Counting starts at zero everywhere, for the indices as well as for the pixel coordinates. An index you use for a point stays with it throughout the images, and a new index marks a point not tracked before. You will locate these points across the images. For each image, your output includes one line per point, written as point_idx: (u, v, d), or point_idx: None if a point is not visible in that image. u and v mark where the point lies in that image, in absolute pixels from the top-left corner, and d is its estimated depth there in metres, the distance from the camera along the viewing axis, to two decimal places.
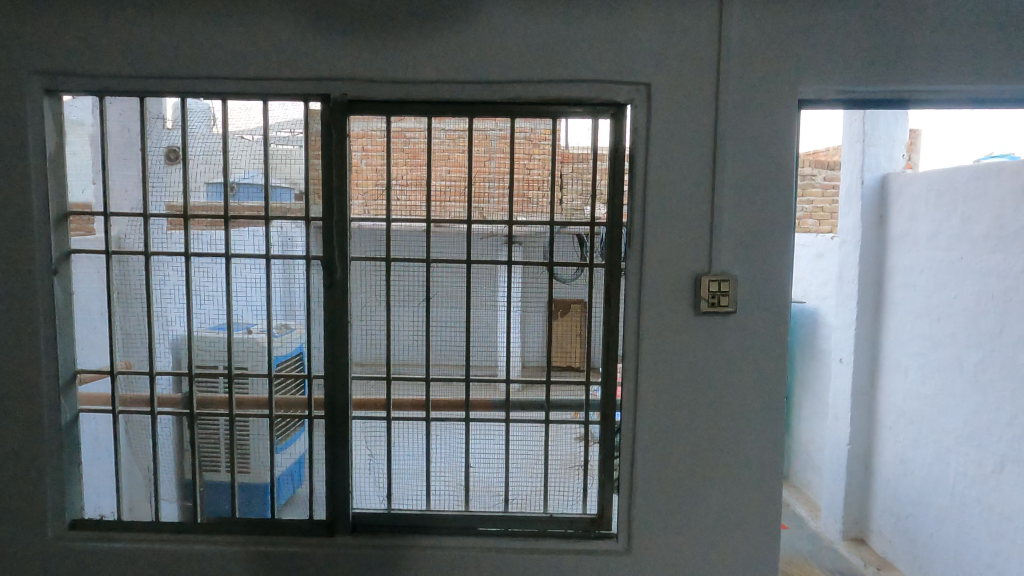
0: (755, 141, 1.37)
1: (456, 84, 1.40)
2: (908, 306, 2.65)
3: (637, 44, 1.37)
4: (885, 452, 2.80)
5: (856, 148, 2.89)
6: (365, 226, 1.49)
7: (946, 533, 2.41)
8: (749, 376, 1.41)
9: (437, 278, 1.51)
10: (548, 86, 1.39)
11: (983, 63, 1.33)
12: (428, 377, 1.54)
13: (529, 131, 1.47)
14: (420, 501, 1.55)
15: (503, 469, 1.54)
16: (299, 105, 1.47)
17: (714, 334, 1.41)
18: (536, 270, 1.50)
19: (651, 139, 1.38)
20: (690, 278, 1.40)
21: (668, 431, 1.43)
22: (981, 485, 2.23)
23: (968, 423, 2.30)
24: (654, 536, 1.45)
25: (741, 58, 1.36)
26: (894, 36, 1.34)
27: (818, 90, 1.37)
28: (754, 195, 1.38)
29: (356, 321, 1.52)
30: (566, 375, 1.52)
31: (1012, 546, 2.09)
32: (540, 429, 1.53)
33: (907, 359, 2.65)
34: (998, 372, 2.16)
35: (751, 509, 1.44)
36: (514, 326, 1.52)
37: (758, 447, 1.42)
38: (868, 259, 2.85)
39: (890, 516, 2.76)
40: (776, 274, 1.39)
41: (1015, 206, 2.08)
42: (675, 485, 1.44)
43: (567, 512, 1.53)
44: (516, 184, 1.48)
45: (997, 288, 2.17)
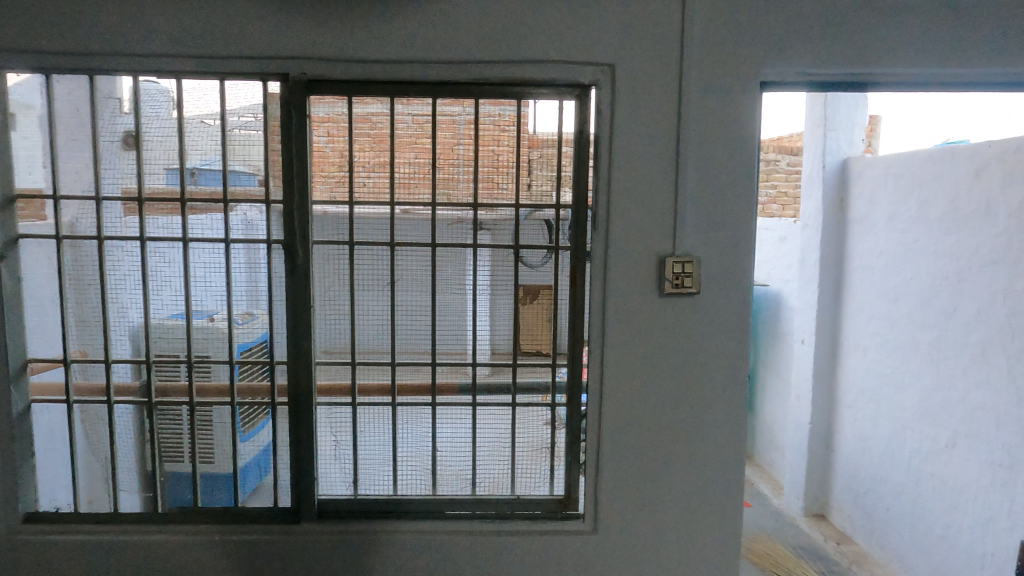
0: (718, 123, 1.38)
1: (420, 64, 1.38)
2: (866, 288, 2.72)
3: (601, 26, 1.36)
4: (845, 430, 2.87)
5: (818, 133, 2.94)
6: (328, 210, 1.47)
7: (902, 507, 2.49)
8: (713, 357, 1.43)
9: (402, 262, 1.49)
10: (513, 68, 1.38)
11: (937, 45, 1.36)
12: (394, 362, 1.52)
13: (496, 115, 1.46)
14: (387, 486, 1.54)
15: (470, 454, 1.54)
16: (258, 86, 1.43)
17: (678, 316, 1.42)
18: (502, 254, 1.50)
19: (616, 121, 1.38)
20: (654, 260, 1.41)
21: (634, 412, 1.44)
22: (935, 460, 2.31)
23: (923, 401, 2.37)
24: (621, 517, 1.47)
25: (704, 40, 1.36)
26: (855, 20, 1.35)
27: (780, 73, 1.38)
28: (717, 176, 1.39)
29: (319, 306, 1.49)
30: (533, 359, 1.53)
31: (964, 517, 2.17)
32: (506, 413, 1.53)
33: (866, 340, 2.72)
34: (951, 351, 2.23)
35: (716, 487, 1.46)
36: (480, 311, 1.51)
37: (722, 427, 1.45)
38: (829, 242, 2.91)
39: (849, 493, 2.85)
40: (738, 255, 1.40)
41: (969, 188, 2.14)
42: (641, 466, 1.45)
43: (534, 495, 1.54)
44: (483, 169, 1.48)
45: (951, 269, 2.23)
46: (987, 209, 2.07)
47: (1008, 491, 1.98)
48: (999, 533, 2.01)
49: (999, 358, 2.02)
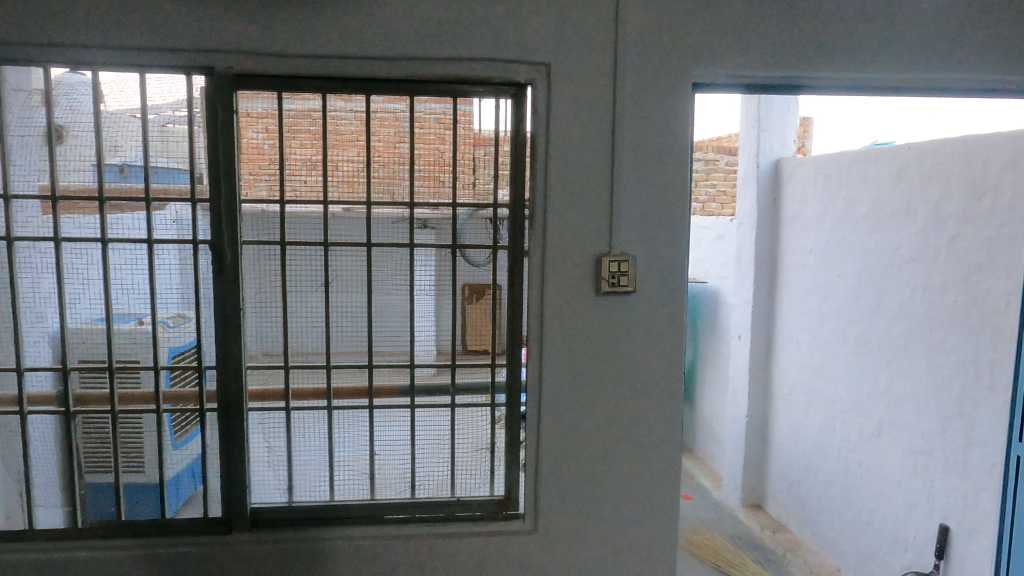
0: (652, 123, 1.39)
1: (352, 60, 1.35)
2: (798, 284, 2.81)
3: (535, 25, 1.36)
4: (779, 422, 2.97)
5: (752, 134, 3.02)
6: (257, 208, 1.42)
7: (832, 495, 2.59)
8: (649, 355, 1.45)
9: (336, 262, 1.46)
10: (448, 65, 1.36)
11: (859, 50, 1.40)
12: (328, 365, 1.48)
13: (440, 113, 1.44)
14: (323, 492, 1.50)
15: (409, 456, 1.52)
16: (180, 79, 1.37)
17: (614, 314, 1.43)
18: (440, 254, 1.48)
19: (551, 120, 1.38)
20: (591, 259, 1.41)
21: (572, 410, 1.45)
22: (861, 449, 2.40)
23: (850, 392, 2.47)
24: (560, 515, 1.47)
25: (637, 41, 1.37)
26: (782, 24, 1.39)
27: (711, 75, 1.40)
28: (651, 176, 1.41)
29: (250, 308, 1.45)
30: (473, 359, 1.51)
31: (889, 503, 2.27)
32: (445, 414, 1.52)
33: (798, 334, 2.82)
34: (876, 344, 2.33)
35: (653, 483, 1.48)
36: (418, 311, 1.49)
37: (658, 423, 1.47)
38: (763, 240, 2.99)
39: (784, 482, 2.94)
40: (671, 254, 1.43)
41: (891, 188, 2.24)
42: (579, 463, 1.46)
43: (474, 496, 1.53)
44: (429, 166, 1.46)
45: (875, 266, 2.33)
46: (907, 208, 2.17)
47: (928, 476, 2.08)
48: (920, 517, 2.11)
49: (919, 350, 2.12)
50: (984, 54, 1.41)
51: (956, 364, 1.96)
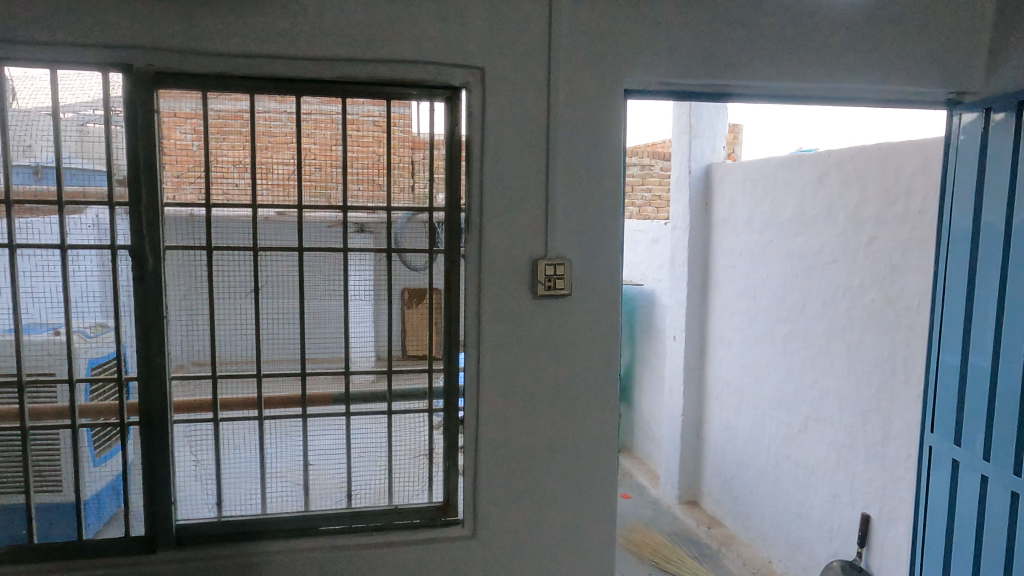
0: (585, 128, 1.41)
1: (281, 59, 1.31)
2: (729, 286, 2.90)
3: (469, 29, 1.35)
4: (713, 420, 3.05)
5: (684, 139, 3.09)
6: (179, 211, 1.37)
7: (762, 489, 2.68)
8: (584, 357, 1.46)
9: (266, 268, 1.41)
10: (380, 67, 1.34)
11: (783, 60, 1.45)
12: (259, 374, 1.44)
13: (376, 115, 1.42)
14: (254, 506, 1.45)
15: (345, 465, 1.48)
16: (96, 76, 1.30)
17: (551, 318, 1.44)
18: (375, 258, 1.46)
19: (486, 124, 1.38)
20: (528, 263, 1.42)
21: (509, 414, 1.45)
22: (789, 444, 2.50)
23: (778, 389, 2.57)
24: (499, 520, 1.47)
25: (571, 46, 1.39)
26: (710, 34, 1.42)
27: (643, 81, 1.43)
28: (585, 180, 1.42)
29: (174, 316, 1.39)
30: (409, 364, 1.49)
31: (815, 495, 2.36)
32: (382, 421, 1.49)
33: (730, 334, 2.91)
34: (801, 342, 2.42)
35: (590, 484, 1.50)
36: (353, 317, 1.47)
37: (595, 424, 1.48)
38: (696, 243, 3.08)
39: (718, 479, 3.03)
40: (606, 257, 1.45)
41: (814, 193, 2.34)
42: (517, 467, 1.46)
43: (412, 503, 1.51)
44: (365, 170, 1.43)
45: (800, 267, 2.43)
46: (829, 212, 2.27)
47: (850, 468, 2.17)
48: (844, 507, 2.21)
49: (841, 348, 2.22)
50: (897, 65, 1.48)
51: (875, 361, 2.06)
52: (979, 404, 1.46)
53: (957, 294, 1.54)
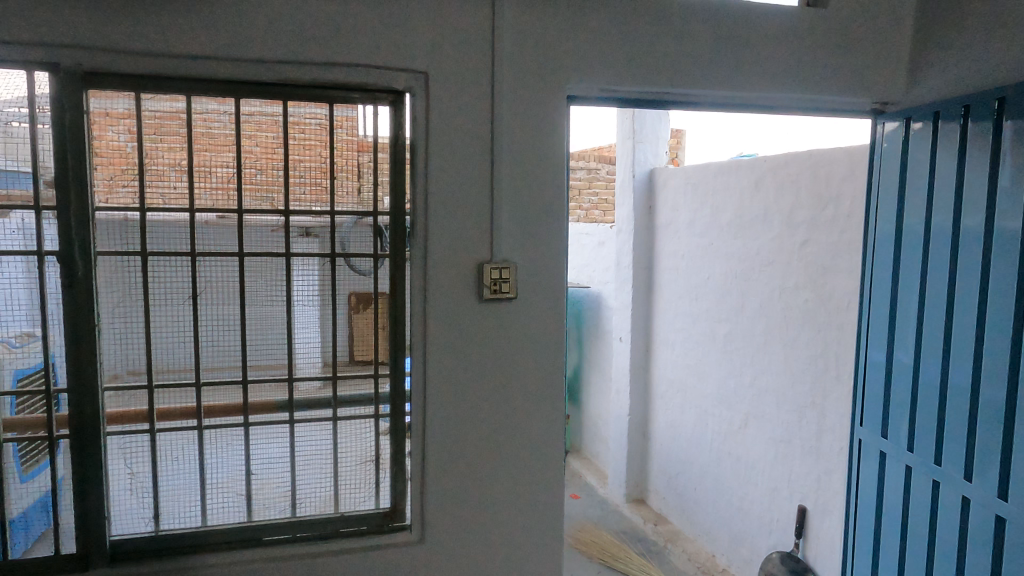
0: (529, 133, 1.43)
1: (219, 61, 1.28)
2: (673, 287, 2.97)
3: (413, 33, 1.35)
4: (659, 418, 3.12)
5: (627, 145, 3.15)
6: (111, 215, 1.32)
7: (706, 485, 2.75)
8: (530, 361, 1.48)
9: (205, 273, 1.38)
10: (322, 70, 1.33)
11: (719, 70, 1.50)
12: (198, 382, 1.40)
13: (318, 118, 1.41)
14: (193, 518, 1.41)
15: (288, 474, 1.46)
16: (20, 74, 1.24)
17: (496, 321, 1.45)
18: (319, 263, 1.44)
19: (431, 129, 1.38)
20: (473, 266, 1.42)
21: (455, 418, 1.45)
22: (730, 440, 2.57)
23: (720, 387, 2.64)
24: (446, 524, 1.47)
25: (514, 53, 1.40)
26: (649, 43, 1.46)
27: (585, 88, 1.46)
28: (529, 185, 1.44)
29: (107, 324, 1.34)
30: (354, 370, 1.48)
31: (754, 489, 2.44)
32: (327, 428, 1.47)
33: (673, 335, 2.98)
34: (741, 341, 2.50)
35: (537, 485, 1.51)
36: (296, 323, 1.44)
37: (541, 426, 1.50)
38: (640, 246, 3.14)
39: (663, 477, 3.09)
40: (550, 260, 1.47)
41: (750, 197, 2.43)
42: (465, 470, 1.47)
43: (358, 510, 1.49)
44: (307, 173, 1.42)
45: (739, 269, 2.51)
46: (765, 216, 2.35)
47: (787, 462, 2.25)
48: (782, 500, 2.29)
49: (777, 346, 2.30)
50: (825, 75, 1.55)
51: (809, 359, 2.14)
52: (903, 398, 1.55)
53: (882, 294, 1.63)
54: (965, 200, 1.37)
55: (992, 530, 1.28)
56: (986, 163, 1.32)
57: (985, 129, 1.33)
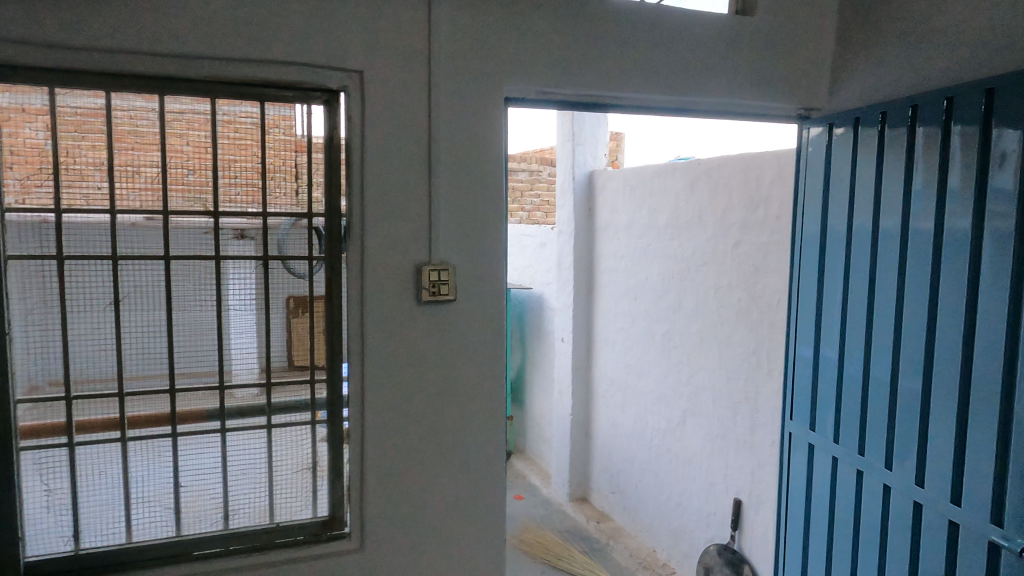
0: (466, 134, 1.42)
1: (141, 56, 1.23)
2: (612, 288, 3.02)
3: (347, 31, 1.33)
4: (600, 417, 3.16)
5: (566, 146, 3.18)
6: (25, 216, 1.25)
7: (646, 482, 2.80)
8: (470, 363, 1.47)
9: (128, 278, 1.32)
10: (252, 67, 1.29)
11: (653, 74, 1.53)
12: (121, 392, 1.33)
13: (248, 116, 1.36)
14: (117, 535, 1.34)
15: (220, 485, 1.41)
16: None
17: (435, 324, 1.43)
18: (250, 266, 1.39)
19: (366, 129, 1.36)
20: (411, 268, 1.41)
21: (395, 423, 1.43)
22: (669, 437, 2.63)
23: (658, 385, 2.69)
24: (386, 530, 1.45)
25: (451, 54, 1.39)
26: (585, 47, 1.47)
27: (522, 90, 1.46)
28: (468, 186, 1.43)
29: (20, 333, 1.26)
30: (289, 376, 1.44)
31: (692, 484, 2.50)
32: (261, 436, 1.43)
33: (614, 335, 3.03)
34: (678, 340, 2.56)
35: (478, 488, 1.51)
36: (227, 329, 1.39)
37: (482, 428, 1.50)
38: (580, 247, 3.18)
39: (605, 475, 3.13)
40: (489, 262, 1.46)
41: (686, 199, 2.48)
42: (405, 475, 1.45)
43: (295, 520, 1.45)
44: (237, 173, 1.37)
45: (675, 269, 2.57)
46: (700, 217, 2.41)
47: (723, 457, 2.32)
48: (718, 494, 2.35)
49: (712, 344, 2.36)
50: (752, 82, 1.61)
51: (742, 355, 2.21)
52: (829, 392, 1.61)
53: (809, 292, 1.69)
54: (883, 202, 1.44)
55: (911, 516, 1.35)
56: (902, 167, 1.39)
57: (901, 135, 1.40)
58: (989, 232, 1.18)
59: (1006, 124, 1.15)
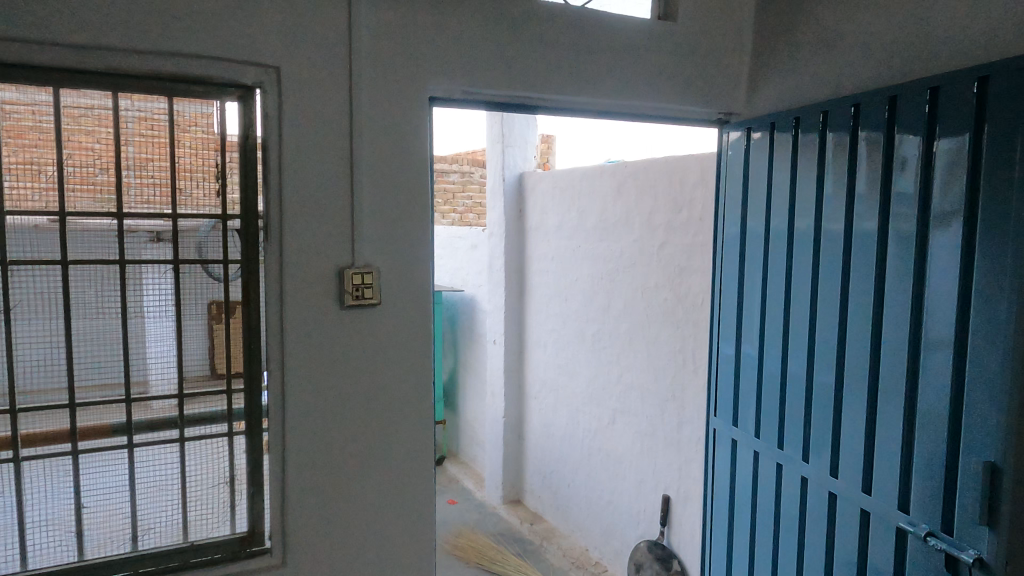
0: (389, 133, 1.39)
1: (32, 45, 1.14)
2: (543, 289, 3.03)
3: (262, 25, 1.26)
4: (533, 418, 3.17)
5: (496, 148, 3.17)
6: None
7: (578, 481, 2.82)
8: (395, 368, 1.44)
9: (20, 284, 1.21)
10: (159, 60, 1.22)
11: (578, 77, 1.54)
12: (14, 409, 1.23)
13: (155, 112, 1.28)
14: (11, 562, 1.24)
15: (129, 504, 1.32)
16: None
17: (359, 329, 1.39)
18: (159, 270, 1.31)
19: (284, 126, 1.30)
20: (333, 272, 1.36)
21: (318, 432, 1.38)
22: (600, 436, 2.66)
23: (589, 385, 2.72)
24: (310, 543, 1.39)
25: (373, 51, 1.35)
26: (510, 48, 1.47)
27: (446, 90, 1.44)
28: (392, 187, 1.40)
29: None
30: (203, 386, 1.36)
31: (623, 482, 2.53)
32: (173, 450, 1.35)
33: (545, 336, 3.04)
34: (607, 340, 2.59)
35: (405, 495, 1.47)
36: (135, 337, 1.30)
37: (409, 434, 1.46)
38: (511, 249, 3.17)
39: (539, 476, 3.14)
40: (414, 264, 1.43)
41: (613, 201, 2.52)
42: (329, 485, 1.40)
43: (211, 537, 1.38)
44: (143, 172, 1.29)
45: (604, 270, 2.60)
46: (627, 219, 2.45)
47: (652, 455, 2.36)
48: (648, 491, 2.39)
49: (640, 344, 2.40)
50: (674, 86, 1.64)
51: (669, 354, 2.25)
52: (750, 388, 1.66)
53: (730, 292, 1.74)
54: (797, 204, 1.50)
55: (826, 506, 1.40)
56: (814, 171, 1.44)
57: (812, 139, 1.45)
58: (892, 232, 1.24)
59: (907, 130, 1.21)
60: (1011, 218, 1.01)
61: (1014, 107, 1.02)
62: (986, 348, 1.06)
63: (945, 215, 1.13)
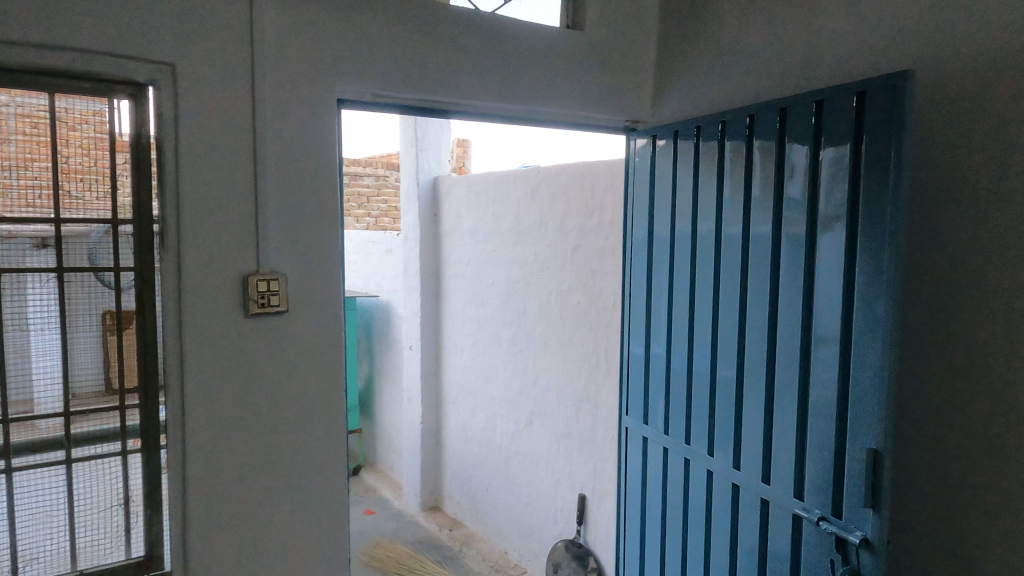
0: (295, 135, 1.35)
1: None
2: (459, 294, 3.03)
3: (155, 19, 1.19)
4: (450, 423, 3.15)
5: (410, 152, 3.14)
6: None
7: (496, 485, 2.83)
8: (304, 377, 1.40)
9: None
10: (37, 53, 1.12)
11: (488, 83, 1.55)
12: None
13: (34, 110, 1.19)
14: None
15: (8, 535, 1.20)
16: None
17: (265, 337, 1.34)
18: (40, 279, 1.21)
19: (181, 126, 1.24)
20: (237, 278, 1.30)
21: (222, 446, 1.31)
22: (517, 438, 2.68)
23: (506, 389, 2.73)
24: (214, 565, 1.32)
25: (276, 50, 1.31)
26: (420, 51, 1.46)
27: (355, 91, 1.41)
28: (298, 191, 1.36)
29: None
30: (92, 402, 1.27)
31: (540, 483, 2.56)
32: (59, 473, 1.24)
33: (461, 341, 3.03)
34: (523, 343, 2.62)
35: (315, 507, 1.43)
36: (14, 352, 1.19)
37: (320, 444, 1.43)
38: (426, 254, 3.15)
39: (457, 481, 3.12)
40: (322, 270, 1.40)
41: (527, 205, 2.55)
42: (235, 501, 1.34)
43: (103, 563, 1.29)
44: (21, 173, 1.19)
45: (519, 274, 2.62)
46: (540, 223, 2.49)
47: (568, 455, 2.40)
48: (564, 491, 2.43)
49: (555, 346, 2.44)
50: (581, 94, 1.68)
51: (583, 355, 2.30)
52: (658, 386, 1.72)
53: (639, 293, 1.80)
54: (699, 209, 1.56)
55: (730, 497, 1.47)
56: (714, 177, 1.51)
57: (712, 147, 1.52)
58: (784, 235, 1.32)
59: (796, 140, 1.29)
60: (887, 221, 1.10)
61: (886, 119, 1.10)
62: (867, 342, 1.14)
63: (830, 219, 1.21)
